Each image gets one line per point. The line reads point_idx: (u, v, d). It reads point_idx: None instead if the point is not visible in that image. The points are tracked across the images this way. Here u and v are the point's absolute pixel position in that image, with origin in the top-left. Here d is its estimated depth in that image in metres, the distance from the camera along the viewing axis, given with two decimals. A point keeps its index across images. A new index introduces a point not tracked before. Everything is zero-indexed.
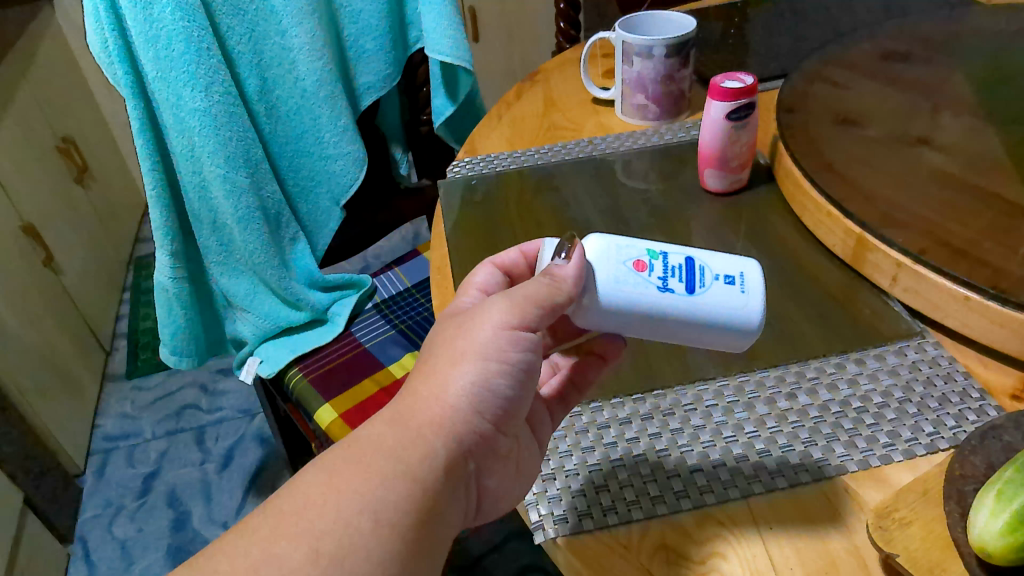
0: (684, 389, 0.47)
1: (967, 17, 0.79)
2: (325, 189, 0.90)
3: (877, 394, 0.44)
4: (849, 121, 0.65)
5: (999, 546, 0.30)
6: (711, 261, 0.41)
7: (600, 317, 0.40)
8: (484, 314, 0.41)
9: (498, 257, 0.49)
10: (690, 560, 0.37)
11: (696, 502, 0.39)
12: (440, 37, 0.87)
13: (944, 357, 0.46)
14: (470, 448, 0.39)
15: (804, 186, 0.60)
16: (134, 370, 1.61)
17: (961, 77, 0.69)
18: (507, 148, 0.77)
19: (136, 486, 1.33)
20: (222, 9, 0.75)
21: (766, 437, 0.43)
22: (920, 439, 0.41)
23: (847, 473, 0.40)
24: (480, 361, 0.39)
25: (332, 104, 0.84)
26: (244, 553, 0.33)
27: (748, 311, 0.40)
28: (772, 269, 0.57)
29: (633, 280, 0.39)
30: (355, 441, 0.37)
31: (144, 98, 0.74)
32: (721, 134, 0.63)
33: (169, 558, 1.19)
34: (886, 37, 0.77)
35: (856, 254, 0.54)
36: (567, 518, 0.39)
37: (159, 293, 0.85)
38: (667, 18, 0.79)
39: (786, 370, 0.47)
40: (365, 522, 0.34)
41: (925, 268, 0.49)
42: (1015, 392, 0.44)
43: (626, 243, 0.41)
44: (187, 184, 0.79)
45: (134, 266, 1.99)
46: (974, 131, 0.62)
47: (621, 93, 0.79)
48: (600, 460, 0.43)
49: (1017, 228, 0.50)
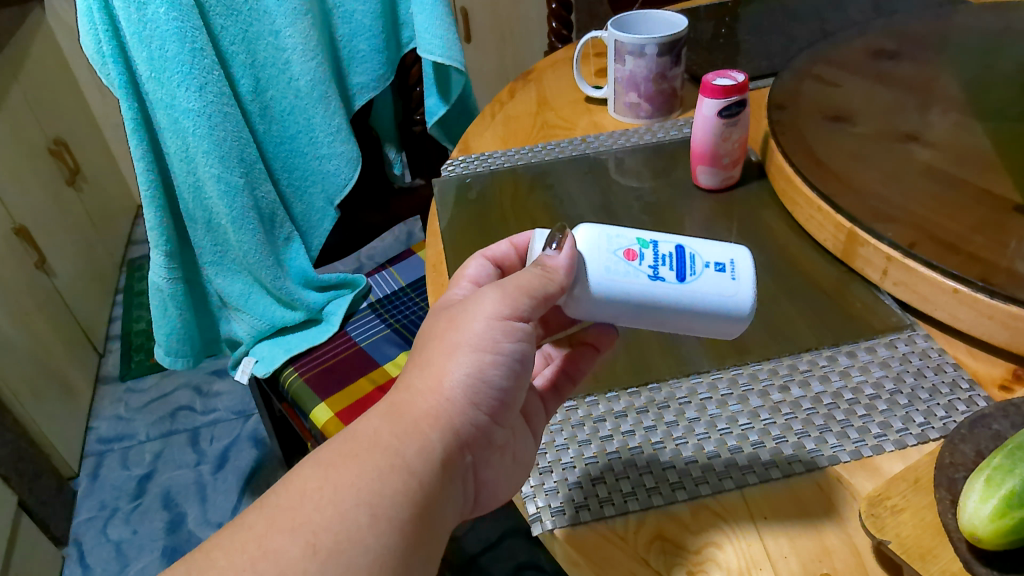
0: (678, 382, 0.47)
1: (955, 17, 0.80)
2: (319, 189, 0.90)
3: (868, 386, 0.45)
4: (839, 118, 0.66)
5: (988, 530, 0.30)
6: (702, 250, 0.41)
7: (591, 306, 0.41)
8: (477, 305, 0.41)
9: (489, 249, 0.49)
10: (686, 550, 0.37)
11: (692, 493, 0.40)
12: (432, 37, 0.87)
13: (934, 350, 0.47)
14: (466, 440, 0.39)
15: (795, 181, 0.60)
16: (127, 372, 1.60)
17: (949, 74, 0.70)
18: (501, 147, 0.77)
19: (130, 488, 1.33)
20: (215, 10, 0.75)
21: (760, 428, 0.43)
22: (911, 429, 0.42)
23: (840, 463, 0.41)
24: (475, 353, 0.40)
25: (326, 105, 0.84)
26: (240, 550, 0.33)
27: (737, 298, 0.40)
28: (764, 264, 0.58)
29: (624, 268, 0.40)
30: (351, 434, 0.37)
31: (137, 99, 0.74)
32: (712, 131, 0.64)
33: (164, 559, 1.19)
34: (873, 35, 0.79)
35: (847, 248, 0.55)
36: (565, 510, 0.40)
37: (154, 293, 0.85)
38: (658, 18, 0.79)
39: (779, 363, 0.48)
40: (362, 516, 0.35)
41: (914, 262, 0.50)
42: (1003, 382, 0.45)
43: (616, 233, 0.41)
44: (181, 184, 0.79)
45: (128, 268, 1.98)
46: (963, 128, 0.62)
47: (614, 92, 0.79)
48: (596, 453, 0.43)
49: (1004, 222, 0.51)
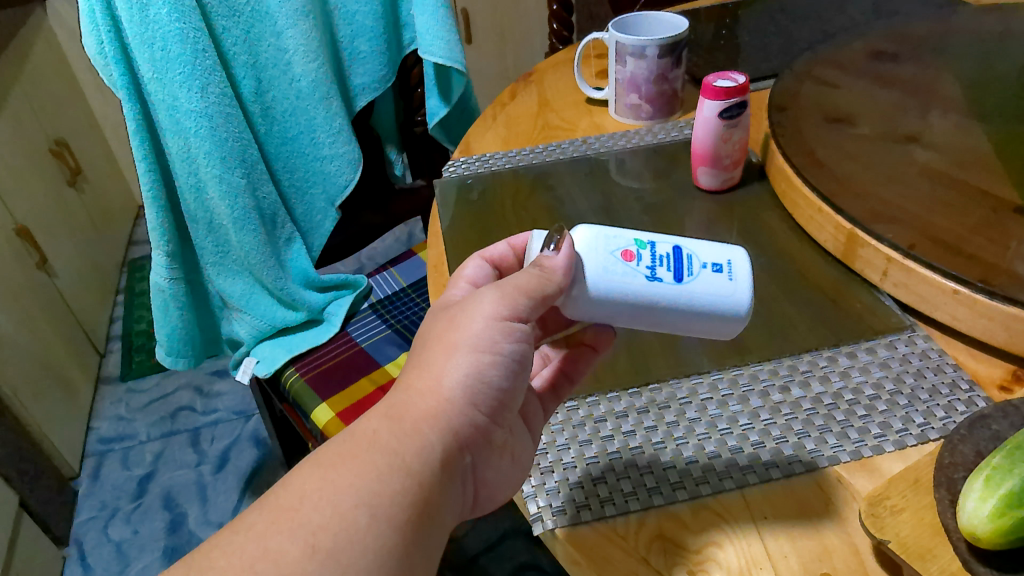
0: (678, 382, 0.48)
1: (955, 18, 0.80)
2: (320, 190, 0.91)
3: (868, 386, 0.45)
4: (840, 119, 0.66)
5: (987, 530, 0.30)
6: (700, 250, 0.42)
7: (590, 306, 0.41)
8: (475, 305, 0.41)
9: (486, 250, 0.49)
10: (686, 549, 0.37)
11: (692, 493, 0.40)
12: (433, 38, 0.88)
13: (934, 350, 0.47)
14: (465, 440, 0.40)
15: (795, 183, 0.60)
16: (128, 372, 1.60)
17: (949, 76, 0.71)
18: (502, 148, 0.77)
19: (131, 488, 1.33)
20: (217, 11, 0.76)
21: (761, 428, 0.43)
22: (911, 429, 0.42)
23: (840, 463, 0.41)
24: (474, 353, 0.40)
25: (327, 106, 0.84)
26: (239, 550, 0.33)
27: (736, 299, 0.40)
28: (764, 265, 0.58)
29: (622, 269, 0.40)
30: (351, 434, 0.38)
31: (139, 100, 0.74)
32: (712, 132, 0.64)
33: (165, 559, 1.19)
34: (874, 37, 0.79)
35: (847, 249, 0.55)
36: (565, 510, 0.40)
37: (155, 293, 0.85)
38: (658, 20, 0.80)
39: (779, 364, 0.48)
40: (361, 517, 0.35)
41: (914, 263, 0.50)
42: (1003, 383, 0.45)
43: (614, 234, 0.42)
44: (183, 185, 0.79)
45: (129, 269, 1.98)
46: (963, 129, 0.63)
47: (615, 93, 0.80)
48: (597, 453, 0.43)
49: (1004, 224, 0.51)
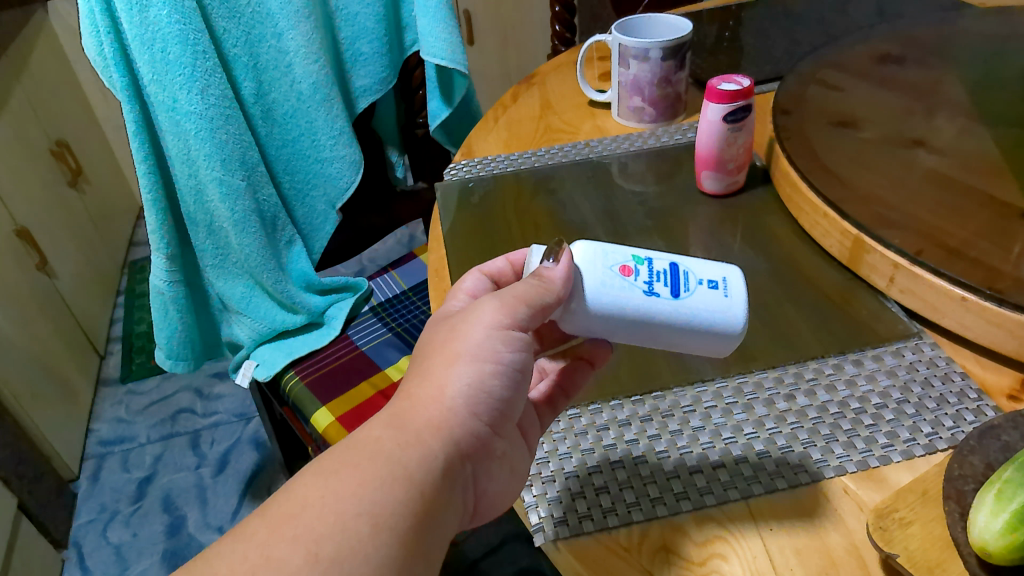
0: (682, 390, 0.47)
1: (960, 20, 0.80)
2: (321, 193, 0.90)
3: (874, 395, 0.45)
4: (845, 123, 0.66)
5: (999, 545, 0.30)
6: (696, 267, 0.41)
7: (586, 320, 0.40)
8: (476, 315, 0.41)
9: (486, 264, 0.49)
10: (690, 561, 0.37)
11: (696, 503, 0.39)
12: (435, 40, 0.87)
13: (942, 359, 0.47)
14: (467, 450, 0.39)
15: (800, 188, 0.60)
16: (128, 374, 1.60)
17: (954, 80, 0.70)
18: (504, 151, 0.77)
19: (130, 491, 1.32)
20: (218, 12, 0.75)
21: (766, 437, 0.43)
22: (919, 439, 0.41)
23: (845, 474, 0.40)
24: (475, 363, 0.39)
25: (328, 108, 0.84)
26: (242, 555, 0.33)
27: (731, 316, 0.40)
28: (769, 270, 0.57)
29: (619, 283, 0.40)
30: (353, 442, 0.37)
31: (139, 102, 0.74)
32: (718, 136, 0.63)
33: (164, 562, 1.18)
34: (878, 40, 0.78)
35: (853, 255, 0.54)
36: (567, 520, 0.39)
37: (155, 296, 0.85)
38: (662, 22, 0.79)
39: (784, 371, 0.48)
40: (363, 525, 0.34)
41: (922, 269, 0.49)
42: (1012, 392, 0.44)
43: (612, 249, 0.41)
44: (183, 188, 0.79)
45: (129, 270, 1.98)
46: (969, 133, 0.62)
47: (617, 95, 0.79)
48: (599, 462, 0.43)
49: (1011, 229, 0.51)
